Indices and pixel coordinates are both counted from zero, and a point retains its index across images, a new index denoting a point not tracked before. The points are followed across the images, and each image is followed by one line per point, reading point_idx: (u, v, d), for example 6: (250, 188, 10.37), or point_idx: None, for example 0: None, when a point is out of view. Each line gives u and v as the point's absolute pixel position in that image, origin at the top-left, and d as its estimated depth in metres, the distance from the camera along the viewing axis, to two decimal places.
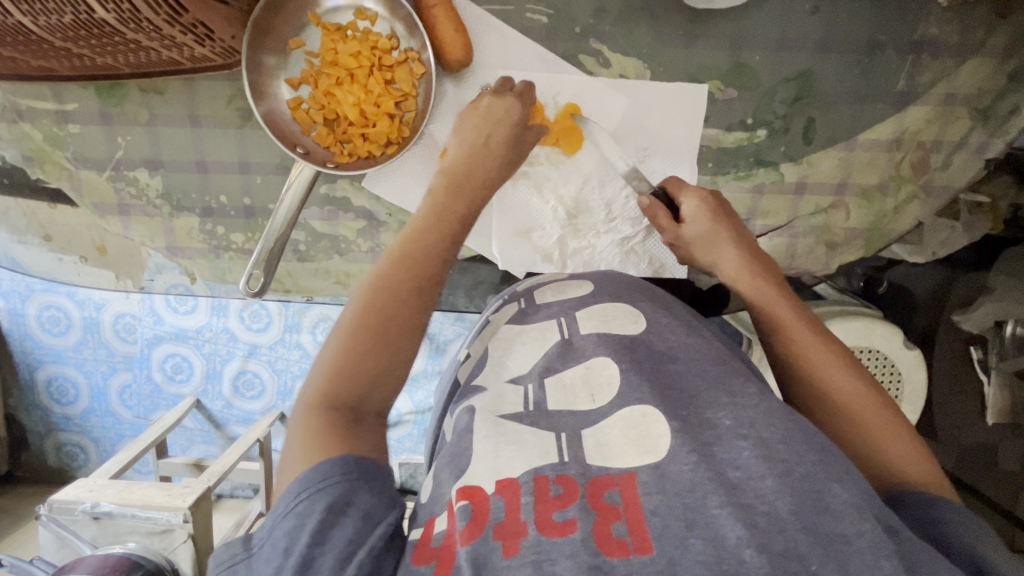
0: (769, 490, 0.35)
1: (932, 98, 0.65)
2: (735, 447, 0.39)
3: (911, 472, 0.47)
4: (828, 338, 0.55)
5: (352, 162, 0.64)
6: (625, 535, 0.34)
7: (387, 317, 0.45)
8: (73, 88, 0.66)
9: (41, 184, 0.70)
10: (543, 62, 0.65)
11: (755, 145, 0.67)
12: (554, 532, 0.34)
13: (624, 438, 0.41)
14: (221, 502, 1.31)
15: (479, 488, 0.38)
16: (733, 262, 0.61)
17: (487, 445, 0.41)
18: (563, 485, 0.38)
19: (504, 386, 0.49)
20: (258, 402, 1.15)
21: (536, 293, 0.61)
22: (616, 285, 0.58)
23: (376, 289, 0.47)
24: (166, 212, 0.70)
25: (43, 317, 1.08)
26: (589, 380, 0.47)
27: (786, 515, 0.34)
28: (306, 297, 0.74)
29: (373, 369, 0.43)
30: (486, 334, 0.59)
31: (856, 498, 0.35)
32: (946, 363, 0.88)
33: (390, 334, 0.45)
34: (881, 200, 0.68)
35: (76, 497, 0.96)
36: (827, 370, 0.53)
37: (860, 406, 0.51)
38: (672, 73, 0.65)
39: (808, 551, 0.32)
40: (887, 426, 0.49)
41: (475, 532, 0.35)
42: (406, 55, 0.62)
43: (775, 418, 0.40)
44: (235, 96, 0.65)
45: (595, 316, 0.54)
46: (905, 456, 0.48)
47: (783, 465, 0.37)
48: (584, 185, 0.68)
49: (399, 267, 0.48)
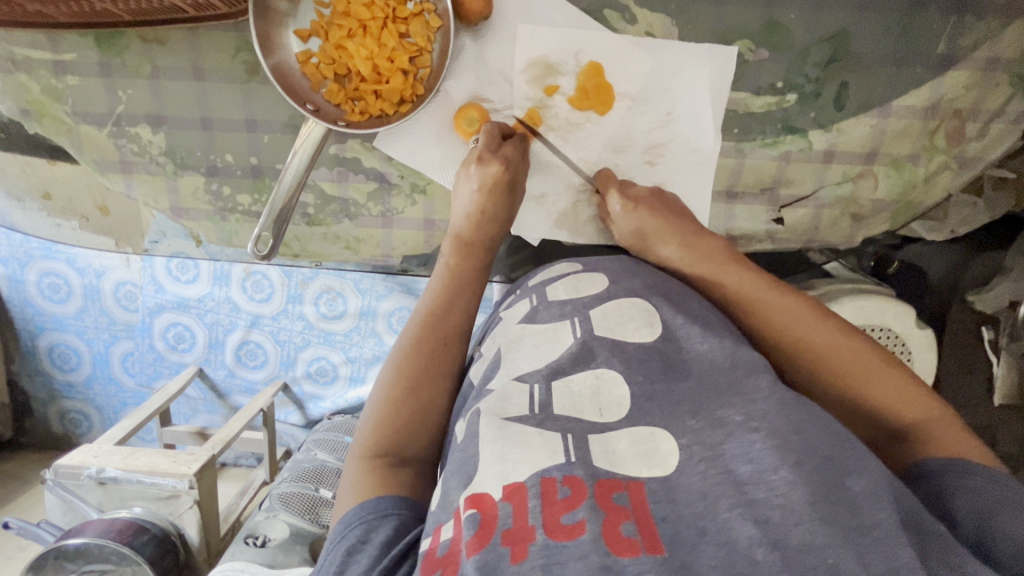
0: (781, 482, 0.35)
1: (973, 62, 0.62)
2: (747, 440, 0.38)
3: (904, 415, 0.49)
4: (802, 300, 0.56)
5: (363, 121, 0.62)
6: (635, 534, 0.34)
7: (421, 375, 0.53)
8: (70, 37, 0.63)
9: (38, 139, 0.67)
10: (566, 18, 0.61)
11: (784, 110, 0.64)
12: (562, 535, 0.34)
13: (632, 451, 0.40)
14: (225, 470, 1.32)
15: (486, 496, 0.38)
16: (699, 254, 0.61)
17: (492, 450, 0.40)
18: (570, 485, 0.37)
19: (508, 386, 0.47)
20: (261, 371, 1.13)
21: (549, 289, 0.60)
22: (633, 281, 0.57)
23: (411, 353, 0.54)
24: (169, 170, 0.67)
25: (43, 284, 1.07)
26: (598, 394, 0.45)
27: (802, 507, 0.33)
28: (313, 263, 0.73)
29: (411, 422, 0.51)
30: (499, 334, 0.58)
31: (871, 487, 0.35)
32: (954, 345, 0.87)
33: (422, 389, 0.53)
34: (912, 169, 0.66)
35: (81, 462, 0.96)
36: (802, 341, 0.54)
37: (848, 365, 0.52)
38: (701, 32, 0.62)
39: (826, 543, 0.31)
40: (870, 374, 0.51)
41: (484, 541, 0.35)
42: (421, 6, 0.59)
43: (788, 410, 0.40)
44: (242, 47, 0.62)
45: (609, 317, 0.52)
46: (894, 398, 0.50)
47: (794, 454, 0.36)
48: (603, 149, 0.65)
49: (430, 327, 0.56)
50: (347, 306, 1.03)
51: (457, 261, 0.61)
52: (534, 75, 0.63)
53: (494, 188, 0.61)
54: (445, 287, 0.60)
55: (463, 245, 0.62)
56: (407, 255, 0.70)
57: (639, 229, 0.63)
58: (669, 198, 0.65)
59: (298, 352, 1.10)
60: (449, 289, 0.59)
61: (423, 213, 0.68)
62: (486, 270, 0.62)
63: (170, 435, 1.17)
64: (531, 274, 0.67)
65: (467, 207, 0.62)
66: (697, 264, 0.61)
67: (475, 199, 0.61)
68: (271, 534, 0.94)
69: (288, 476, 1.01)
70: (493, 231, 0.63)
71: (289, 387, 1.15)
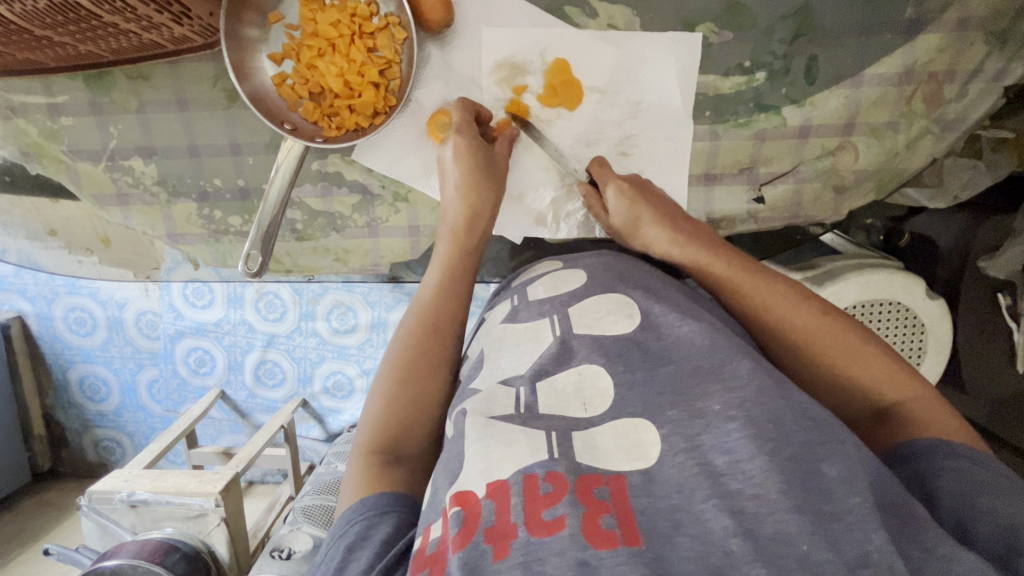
0: (758, 469, 0.36)
1: (944, 23, 0.61)
2: (724, 431, 0.39)
3: (885, 393, 0.51)
4: (779, 281, 0.58)
5: (341, 136, 0.64)
6: (614, 527, 0.35)
7: (416, 372, 0.55)
8: (62, 80, 0.67)
9: (41, 179, 0.70)
10: (527, 18, 0.62)
11: (754, 89, 0.64)
12: (542, 532, 0.34)
13: (614, 445, 0.41)
14: (252, 488, 1.35)
15: (471, 494, 0.39)
16: (666, 241, 0.62)
17: (476, 448, 0.41)
18: (553, 481, 0.37)
19: (495, 388, 0.49)
20: (280, 390, 1.16)
21: (529, 289, 0.61)
22: (609, 277, 0.58)
23: (403, 350, 0.56)
24: (163, 199, 0.70)
25: (70, 318, 1.13)
26: (581, 389, 0.47)
27: (776, 495, 0.35)
28: (307, 277, 0.74)
29: (406, 415, 0.53)
30: (484, 335, 0.60)
31: (845, 473, 0.36)
32: (970, 314, 0.85)
33: (414, 382, 0.54)
34: (892, 137, 0.65)
35: (113, 487, 0.99)
36: (783, 323, 0.55)
37: (825, 346, 0.54)
38: (663, 20, 0.62)
39: (797, 532, 0.33)
40: (853, 350, 0.53)
41: (467, 537, 0.36)
42: (386, 20, 0.61)
43: (768, 398, 0.41)
44: (220, 75, 0.65)
45: (588, 313, 0.54)
46: (875, 375, 0.52)
47: (772, 443, 0.38)
48: (577, 142, 0.66)
49: (424, 323, 0.58)
50: (358, 319, 1.06)
51: (449, 250, 0.62)
52: (502, 76, 0.64)
53: (480, 162, 0.62)
54: (440, 280, 0.61)
55: (455, 232, 0.63)
56: (395, 262, 0.72)
57: (634, 218, 0.63)
58: (648, 184, 0.65)
59: (314, 369, 1.13)
60: (443, 284, 0.61)
61: (407, 220, 0.70)
62: (477, 258, 0.64)
63: (198, 456, 1.18)
64: (515, 275, 0.68)
65: (455, 191, 0.63)
66: (670, 253, 0.62)
67: (457, 172, 0.62)
68: (295, 546, 0.96)
69: (311, 490, 1.02)
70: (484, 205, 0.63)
71: (309, 403, 1.17)
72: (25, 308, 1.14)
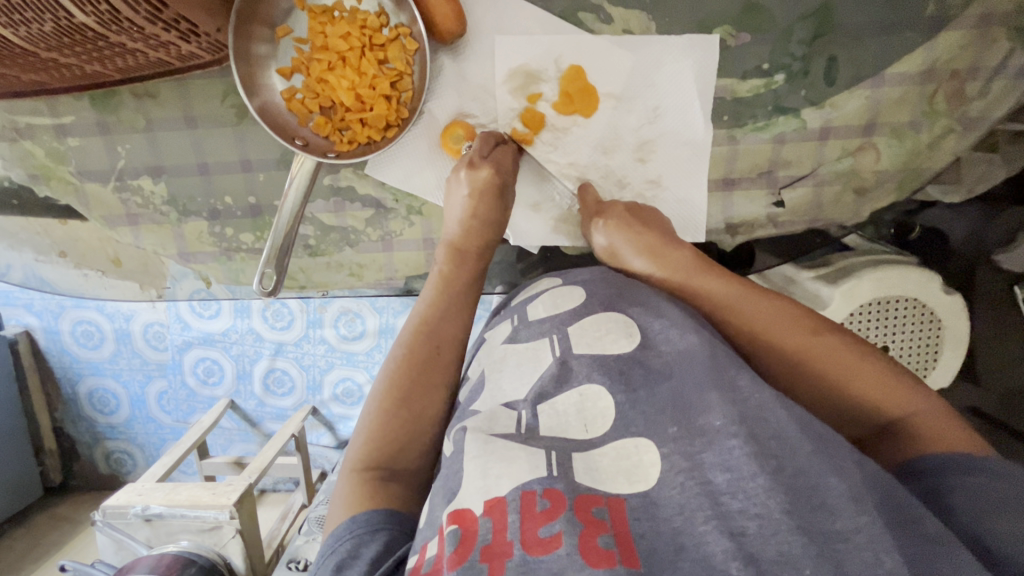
0: (761, 489, 0.35)
1: (967, 20, 0.60)
2: (726, 447, 0.38)
3: (890, 408, 0.50)
4: (772, 298, 0.56)
5: (353, 149, 0.63)
6: (612, 546, 0.34)
7: (411, 385, 0.54)
8: (68, 101, 0.66)
9: (48, 202, 0.70)
10: (539, 25, 0.61)
11: (773, 91, 0.63)
12: (539, 549, 0.34)
13: (614, 467, 0.40)
14: (265, 496, 1.35)
15: (469, 511, 0.38)
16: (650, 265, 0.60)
17: (476, 465, 0.41)
18: (550, 498, 0.37)
19: (497, 409, 0.48)
20: (290, 399, 1.15)
21: (529, 308, 0.60)
22: (608, 293, 0.56)
23: (403, 364, 0.56)
24: (173, 218, 0.69)
25: (77, 332, 1.12)
26: (582, 410, 0.45)
27: (778, 514, 0.34)
28: (322, 293, 0.73)
29: (401, 432, 0.52)
30: (484, 354, 0.59)
31: (851, 488, 0.35)
32: (985, 308, 0.84)
33: (413, 401, 0.53)
34: (914, 137, 0.63)
35: (128, 501, 0.98)
36: (780, 344, 0.54)
37: (822, 359, 0.52)
38: (679, 24, 0.61)
39: (801, 554, 0.32)
40: (852, 366, 0.51)
41: (463, 556, 0.35)
42: (397, 31, 0.60)
43: (768, 413, 0.40)
44: (228, 91, 0.64)
45: (587, 333, 0.52)
46: (881, 392, 0.50)
47: (775, 462, 0.37)
48: (592, 150, 0.65)
49: (422, 340, 0.57)
50: (366, 325, 1.05)
51: (451, 268, 0.63)
52: (516, 85, 0.63)
53: (491, 192, 0.62)
54: (437, 296, 0.61)
55: (457, 255, 0.63)
56: (410, 275, 0.70)
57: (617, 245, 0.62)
58: (644, 210, 0.64)
59: (323, 376, 1.12)
60: (442, 300, 0.61)
61: (422, 232, 0.69)
62: (478, 279, 0.63)
63: (210, 467, 1.17)
64: (518, 292, 0.67)
65: (459, 214, 0.62)
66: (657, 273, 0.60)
67: (466, 204, 0.62)
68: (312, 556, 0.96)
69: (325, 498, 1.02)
70: (485, 232, 0.63)
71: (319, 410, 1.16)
72: (32, 323, 1.13)
